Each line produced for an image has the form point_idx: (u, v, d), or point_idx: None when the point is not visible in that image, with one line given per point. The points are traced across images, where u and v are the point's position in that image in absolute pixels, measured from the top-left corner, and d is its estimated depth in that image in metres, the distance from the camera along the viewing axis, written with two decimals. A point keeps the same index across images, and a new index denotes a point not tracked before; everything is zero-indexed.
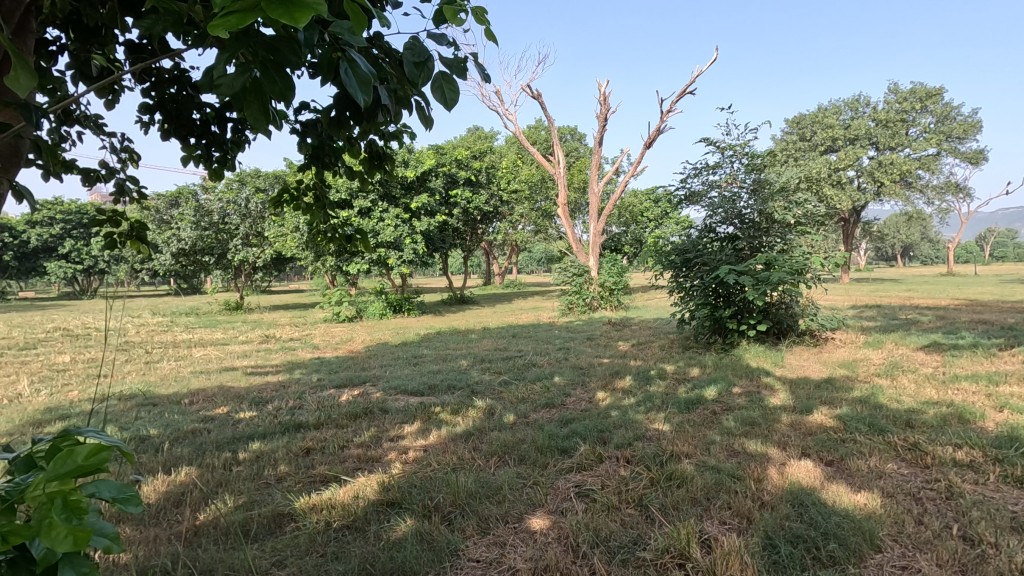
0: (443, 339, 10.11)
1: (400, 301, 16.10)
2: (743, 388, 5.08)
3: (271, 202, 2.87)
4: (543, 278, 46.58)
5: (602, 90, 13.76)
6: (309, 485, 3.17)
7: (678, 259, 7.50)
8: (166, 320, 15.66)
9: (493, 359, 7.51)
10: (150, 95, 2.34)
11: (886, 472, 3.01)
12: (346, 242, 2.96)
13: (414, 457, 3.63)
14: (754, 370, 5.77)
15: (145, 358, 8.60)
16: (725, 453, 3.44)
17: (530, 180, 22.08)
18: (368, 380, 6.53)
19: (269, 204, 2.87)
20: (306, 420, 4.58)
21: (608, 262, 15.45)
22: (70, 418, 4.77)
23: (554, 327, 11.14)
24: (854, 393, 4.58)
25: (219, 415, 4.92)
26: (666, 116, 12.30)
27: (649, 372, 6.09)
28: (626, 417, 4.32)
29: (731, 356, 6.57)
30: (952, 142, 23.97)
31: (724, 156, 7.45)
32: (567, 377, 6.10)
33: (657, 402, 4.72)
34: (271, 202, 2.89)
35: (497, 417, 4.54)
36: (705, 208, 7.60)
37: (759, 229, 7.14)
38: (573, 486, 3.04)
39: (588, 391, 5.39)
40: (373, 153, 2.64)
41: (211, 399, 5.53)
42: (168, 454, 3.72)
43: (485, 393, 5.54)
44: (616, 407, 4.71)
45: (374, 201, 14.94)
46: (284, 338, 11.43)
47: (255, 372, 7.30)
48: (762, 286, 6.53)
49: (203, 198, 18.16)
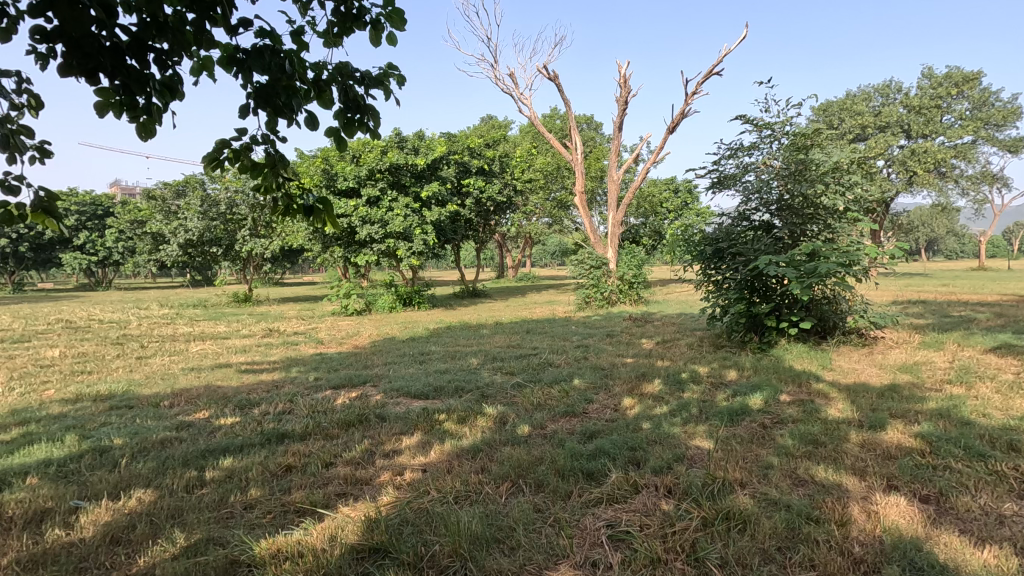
0: (454, 334, 9.54)
1: (410, 294, 15.64)
2: (793, 397, 4.42)
3: (209, 164, 2.32)
4: (556, 273, 45.92)
5: (622, 72, 12.99)
6: (281, 519, 2.61)
7: (709, 248, 6.85)
8: (172, 313, 15.28)
9: (506, 358, 6.91)
10: (44, 18, 1.74)
11: (1005, 515, 2.37)
12: (304, 214, 2.74)
13: (410, 480, 3.07)
14: (801, 375, 5.11)
15: (138, 353, 8.12)
16: (788, 482, 2.81)
17: (546, 168, 21.34)
18: (369, 380, 5.97)
19: (207, 168, 2.37)
20: (292, 428, 4.03)
21: (627, 253, 14.78)
22: (34, 422, 4.27)
23: (571, 322, 10.51)
24: (930, 405, 3.89)
25: (200, 420, 4.40)
26: (692, 98, 11.54)
27: (679, 374, 5.44)
28: (659, 431, 3.71)
29: (770, 357, 5.89)
30: (990, 129, 22.78)
31: (761, 136, 6.73)
32: (587, 379, 5.48)
33: (694, 412, 4.08)
34: (211, 161, 2.35)
35: (509, 428, 3.96)
36: (739, 193, 6.91)
37: (803, 215, 6.41)
38: (604, 526, 2.44)
39: (612, 397, 4.76)
40: (350, 103, 2.14)
41: (194, 402, 4.99)
42: (125, 471, 3.18)
43: (496, 398, 4.94)
44: (646, 417, 4.09)
45: (383, 189, 14.39)
46: (288, 333, 10.93)
47: (250, 371, 6.77)
48: (807, 279, 5.82)
49: (211, 187, 17.76)
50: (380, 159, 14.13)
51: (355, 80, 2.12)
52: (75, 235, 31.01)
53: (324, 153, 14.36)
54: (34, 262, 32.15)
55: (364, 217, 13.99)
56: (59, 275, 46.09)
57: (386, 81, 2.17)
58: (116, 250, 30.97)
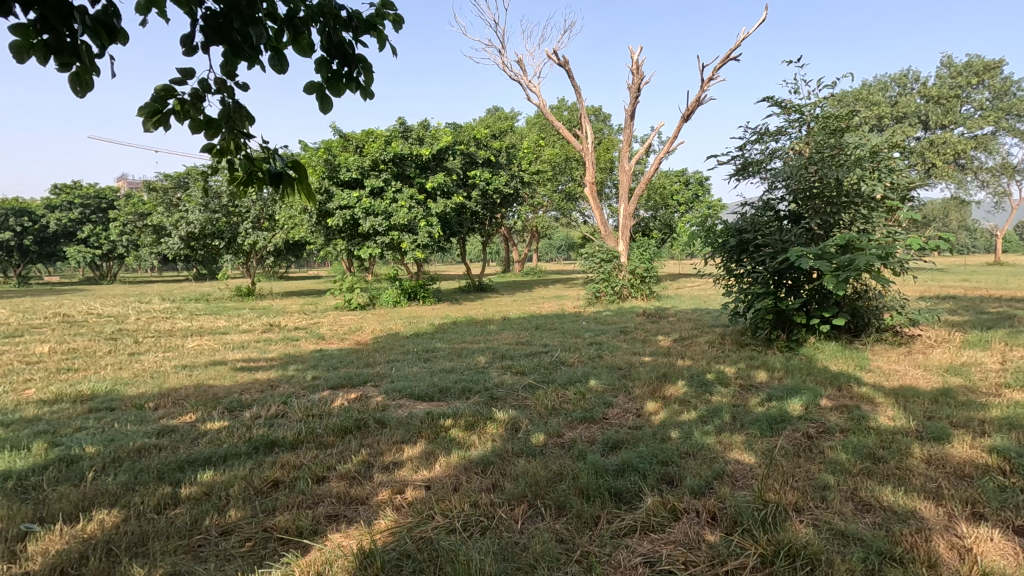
0: (460, 330, 9.18)
1: (415, 288, 15.30)
2: (836, 402, 4.00)
3: (150, 119, 1.91)
4: (563, 269, 45.65)
5: (635, 58, 12.49)
6: (261, 550, 2.24)
7: (734, 240, 6.39)
8: (172, 307, 14.96)
9: (516, 356, 6.52)
10: None
11: None
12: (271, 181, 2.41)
13: (412, 500, 2.68)
14: (839, 376, 4.69)
15: (130, 349, 7.78)
16: (851, 507, 2.41)
17: (553, 159, 20.87)
18: (370, 380, 5.59)
19: (149, 126, 1.96)
20: (283, 434, 3.66)
21: (639, 246, 14.33)
22: (5, 426, 3.92)
23: (582, 318, 10.14)
24: (994, 413, 3.48)
25: (184, 425, 4.03)
26: (709, 85, 11.07)
27: (704, 375, 5.04)
28: (692, 442, 3.31)
29: (801, 357, 5.47)
30: (1012, 119, 22.12)
31: (789, 120, 6.28)
32: (605, 379, 5.09)
33: (727, 420, 3.69)
34: (152, 116, 1.93)
35: (522, 437, 3.57)
36: (764, 181, 6.47)
37: (836, 204, 5.93)
38: (641, 562, 2.06)
39: (633, 401, 4.37)
40: (336, 53, 1.83)
41: (180, 404, 4.61)
42: (90, 486, 2.82)
43: (506, 401, 4.55)
44: (674, 425, 3.70)
45: (387, 180, 13.98)
46: (288, 328, 10.59)
47: (245, 369, 6.41)
48: (842, 272, 5.37)
49: (212, 179, 17.43)
50: (384, 150, 13.73)
51: (340, 22, 1.80)
52: (79, 228, 30.86)
53: (327, 144, 14.00)
54: (39, 256, 32.00)
55: (367, 209, 13.60)
56: (65, 269, 46.07)
57: (378, 25, 1.85)
58: (121, 243, 30.75)
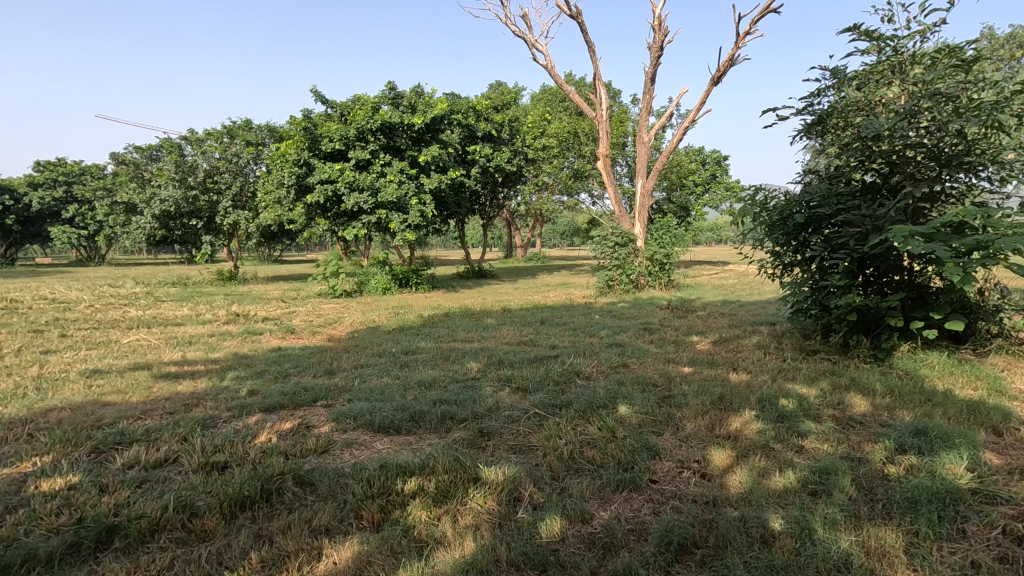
0: (451, 324, 7.78)
1: (407, 274, 13.90)
2: (1013, 460, 2.57)
3: None
4: (568, 256, 44.06)
5: (657, 14, 10.92)
6: None
7: (800, 216, 4.93)
8: (140, 292, 13.56)
9: (518, 361, 5.14)
10: None
11: None
12: None
13: None
14: (980, 407, 3.27)
15: (43, 346, 6.33)
16: None
17: (561, 135, 19.28)
18: (321, 398, 4.15)
19: None
20: (138, 512, 2.25)
21: (658, 229, 12.82)
22: None
23: (595, 310, 8.74)
24: None
25: (6, 484, 2.62)
26: (744, 40, 9.48)
27: (779, 401, 3.60)
28: (820, 550, 1.90)
29: (902, 374, 4.05)
30: None
31: (878, 60, 4.77)
32: (640, 403, 3.67)
33: (858, 498, 2.27)
34: None
35: (524, 528, 2.16)
36: (839, 141, 5.00)
37: (947, 167, 4.40)
38: None
39: (690, 446, 2.95)
40: None
41: (33, 439, 3.20)
42: None
43: (501, 440, 3.13)
44: (771, 502, 2.29)
45: (375, 152, 12.49)
46: (256, 318, 9.20)
47: (170, 376, 4.99)
48: (966, 259, 3.88)
49: (188, 154, 15.94)
50: (371, 117, 12.24)
51: None
52: (63, 208, 29.50)
53: (308, 113, 12.61)
54: (22, 236, 30.60)
55: (351, 183, 12.09)
56: (60, 250, 44.87)
57: None
58: (106, 224, 29.29)
